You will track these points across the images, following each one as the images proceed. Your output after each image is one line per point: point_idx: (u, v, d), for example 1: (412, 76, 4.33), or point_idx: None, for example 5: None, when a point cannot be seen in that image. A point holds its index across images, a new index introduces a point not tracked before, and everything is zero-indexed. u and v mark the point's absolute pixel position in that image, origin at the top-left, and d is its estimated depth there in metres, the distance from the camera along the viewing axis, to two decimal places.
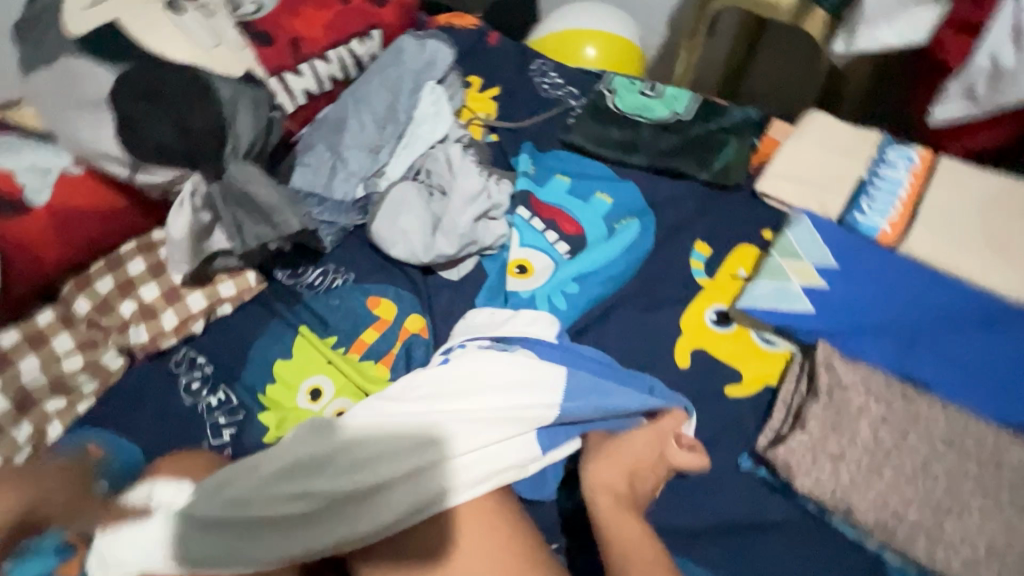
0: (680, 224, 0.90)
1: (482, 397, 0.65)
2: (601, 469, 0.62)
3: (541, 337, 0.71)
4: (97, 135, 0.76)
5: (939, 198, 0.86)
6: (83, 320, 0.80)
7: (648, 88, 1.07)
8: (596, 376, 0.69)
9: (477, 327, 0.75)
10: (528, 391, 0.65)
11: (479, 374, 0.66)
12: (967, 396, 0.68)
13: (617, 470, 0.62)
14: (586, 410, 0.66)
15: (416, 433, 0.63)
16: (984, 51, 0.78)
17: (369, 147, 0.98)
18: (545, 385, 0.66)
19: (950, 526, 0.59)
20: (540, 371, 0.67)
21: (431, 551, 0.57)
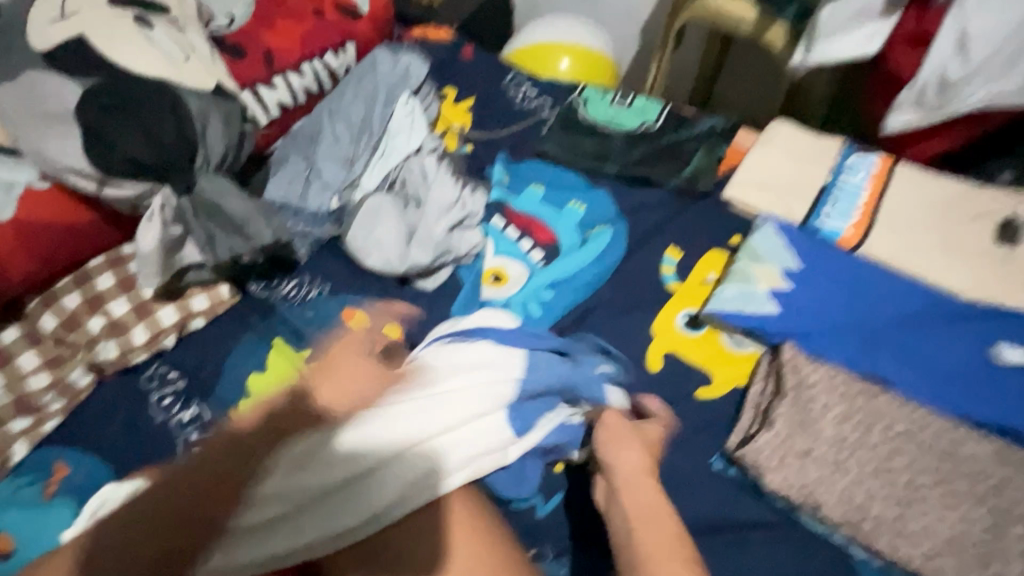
0: (652, 231, 0.92)
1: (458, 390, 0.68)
2: (621, 457, 0.63)
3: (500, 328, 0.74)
4: (63, 150, 0.75)
5: (897, 202, 0.89)
6: (51, 337, 0.79)
7: (619, 99, 1.10)
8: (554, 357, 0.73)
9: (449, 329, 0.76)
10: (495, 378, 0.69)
11: (456, 377, 0.69)
12: (927, 392, 0.71)
13: (629, 457, 0.63)
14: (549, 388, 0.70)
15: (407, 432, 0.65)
16: (930, 65, 0.82)
17: (344, 159, 0.98)
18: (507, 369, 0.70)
19: (911, 518, 0.61)
20: (506, 369, 0.70)
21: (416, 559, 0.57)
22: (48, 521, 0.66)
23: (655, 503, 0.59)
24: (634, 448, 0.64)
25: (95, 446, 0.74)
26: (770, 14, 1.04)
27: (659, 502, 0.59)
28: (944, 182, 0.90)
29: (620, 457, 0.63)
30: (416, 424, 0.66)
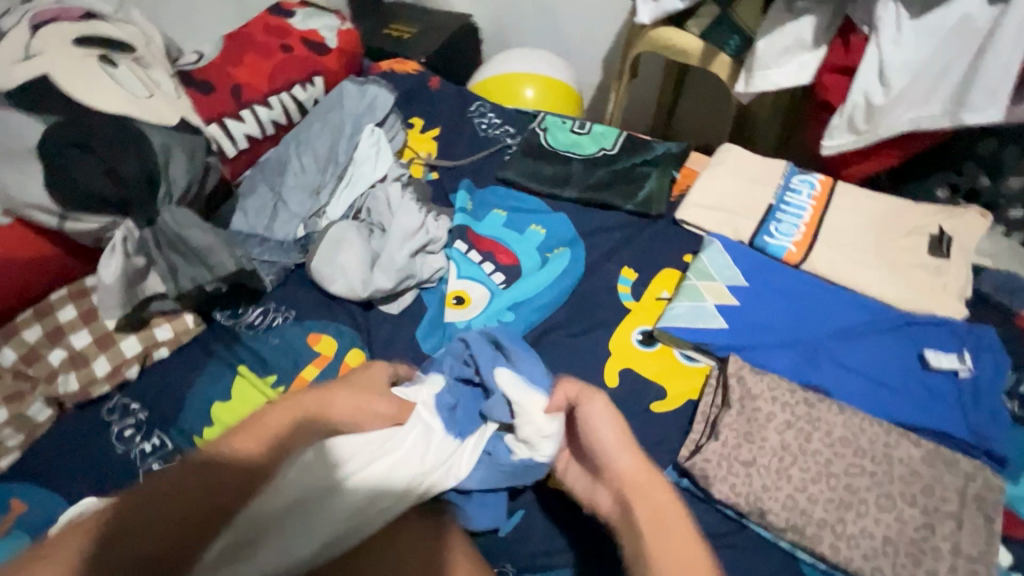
0: (609, 251, 0.95)
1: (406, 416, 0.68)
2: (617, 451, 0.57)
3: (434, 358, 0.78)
4: (23, 186, 0.76)
5: (837, 219, 0.94)
6: (9, 371, 0.79)
7: (578, 127, 1.15)
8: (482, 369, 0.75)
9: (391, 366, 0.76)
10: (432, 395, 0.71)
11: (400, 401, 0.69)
12: (865, 399, 0.74)
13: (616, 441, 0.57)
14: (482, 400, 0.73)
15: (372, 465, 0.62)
16: (857, 90, 0.88)
17: (311, 189, 1.01)
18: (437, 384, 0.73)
19: (850, 521, 0.63)
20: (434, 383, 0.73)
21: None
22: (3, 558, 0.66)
23: (654, 497, 0.51)
24: (620, 434, 0.58)
25: (53, 480, 0.74)
26: (716, 46, 1.08)
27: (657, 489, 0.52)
28: (879, 200, 0.96)
29: (608, 445, 0.58)
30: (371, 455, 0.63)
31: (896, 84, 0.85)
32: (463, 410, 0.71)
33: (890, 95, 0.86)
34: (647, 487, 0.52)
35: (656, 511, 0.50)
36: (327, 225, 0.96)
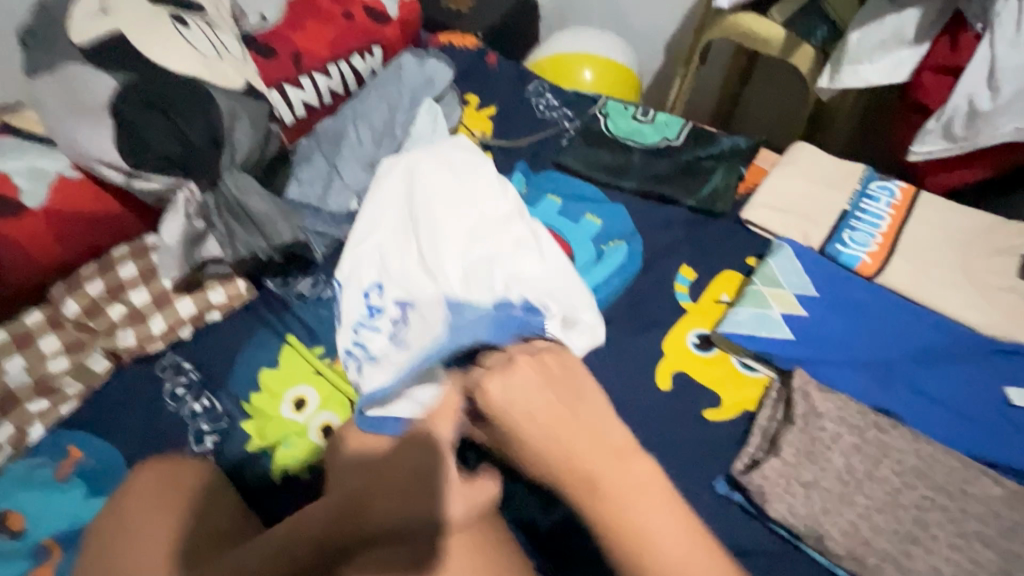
0: (668, 247, 0.92)
1: (384, 221, 0.83)
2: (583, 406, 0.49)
3: (380, 223, 0.83)
4: (94, 141, 0.76)
5: (919, 231, 0.88)
6: (72, 321, 0.82)
7: (641, 114, 1.10)
8: (420, 223, 0.80)
9: (371, 222, 0.83)
10: (386, 225, 0.82)
11: (383, 217, 0.83)
12: (941, 428, 0.70)
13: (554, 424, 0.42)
14: (403, 217, 0.83)
15: (401, 221, 0.82)
16: (961, 93, 0.81)
17: (365, 162, 1.00)
18: (394, 222, 0.82)
19: (918, 556, 0.59)
20: (378, 230, 0.82)
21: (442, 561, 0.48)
22: (60, 501, 0.71)
23: (644, 526, 0.38)
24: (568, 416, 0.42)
25: (110, 432, 0.77)
26: (804, 32, 1.01)
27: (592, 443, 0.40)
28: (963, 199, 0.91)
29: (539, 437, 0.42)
30: (382, 231, 0.82)
31: (1007, 90, 0.78)
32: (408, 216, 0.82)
33: (998, 101, 0.79)
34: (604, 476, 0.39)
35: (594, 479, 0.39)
36: (378, 187, 0.86)
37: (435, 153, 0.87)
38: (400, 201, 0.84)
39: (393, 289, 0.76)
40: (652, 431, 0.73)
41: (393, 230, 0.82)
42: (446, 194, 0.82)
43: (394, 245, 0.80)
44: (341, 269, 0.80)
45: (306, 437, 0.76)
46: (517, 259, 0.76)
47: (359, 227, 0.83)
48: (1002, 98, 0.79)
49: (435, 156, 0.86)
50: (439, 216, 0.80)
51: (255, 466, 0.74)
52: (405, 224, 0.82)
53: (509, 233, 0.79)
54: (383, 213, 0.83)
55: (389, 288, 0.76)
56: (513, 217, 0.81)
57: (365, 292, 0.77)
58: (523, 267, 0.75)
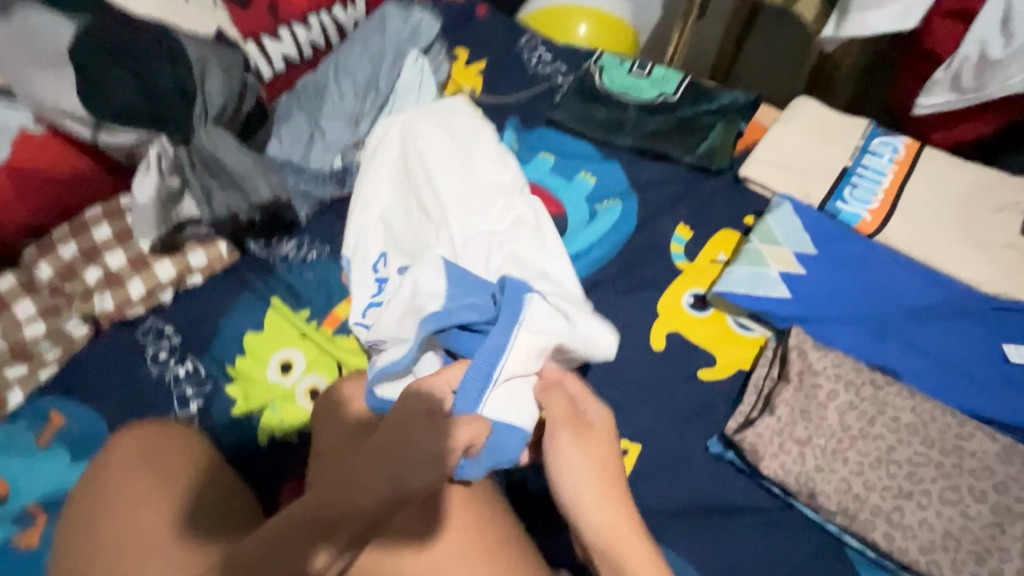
0: (663, 206, 0.89)
1: (386, 187, 0.78)
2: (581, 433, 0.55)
3: (382, 188, 0.78)
4: (48, 88, 0.70)
5: (922, 187, 0.86)
6: (46, 285, 0.79)
7: (638, 67, 1.05)
8: (425, 186, 0.76)
9: (371, 186, 0.78)
10: (390, 191, 0.78)
11: (384, 180, 0.79)
12: (936, 385, 0.69)
13: (597, 472, 0.54)
14: (407, 181, 0.78)
15: (405, 187, 0.78)
16: (973, 39, 0.78)
17: (349, 118, 0.96)
18: (398, 188, 0.78)
19: (909, 511, 0.59)
20: (380, 196, 0.78)
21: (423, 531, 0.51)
22: (43, 467, 0.69)
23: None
24: (603, 459, 0.55)
25: (91, 397, 0.75)
26: None
27: (618, 518, 0.52)
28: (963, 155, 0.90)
29: (580, 477, 0.54)
30: (386, 197, 0.78)
31: (1020, 34, 0.75)
32: (411, 179, 0.77)
33: (1010, 47, 0.76)
34: (628, 528, 0.51)
35: (607, 531, 0.51)
36: (377, 144, 0.81)
37: (437, 117, 0.82)
38: (400, 166, 0.79)
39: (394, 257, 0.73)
40: (644, 391, 0.71)
41: (395, 198, 0.77)
42: (446, 161, 0.77)
43: (396, 212, 0.76)
44: (346, 242, 0.76)
45: (292, 399, 0.74)
46: (513, 235, 0.71)
47: (359, 191, 0.79)
48: (1015, 43, 0.76)
49: (435, 120, 0.81)
50: (442, 181, 0.76)
51: (241, 429, 0.72)
52: (408, 188, 0.77)
53: (503, 206, 0.74)
54: (384, 178, 0.79)
55: (393, 258, 0.73)
56: (510, 187, 0.76)
57: (372, 263, 0.74)
58: (521, 246, 0.70)
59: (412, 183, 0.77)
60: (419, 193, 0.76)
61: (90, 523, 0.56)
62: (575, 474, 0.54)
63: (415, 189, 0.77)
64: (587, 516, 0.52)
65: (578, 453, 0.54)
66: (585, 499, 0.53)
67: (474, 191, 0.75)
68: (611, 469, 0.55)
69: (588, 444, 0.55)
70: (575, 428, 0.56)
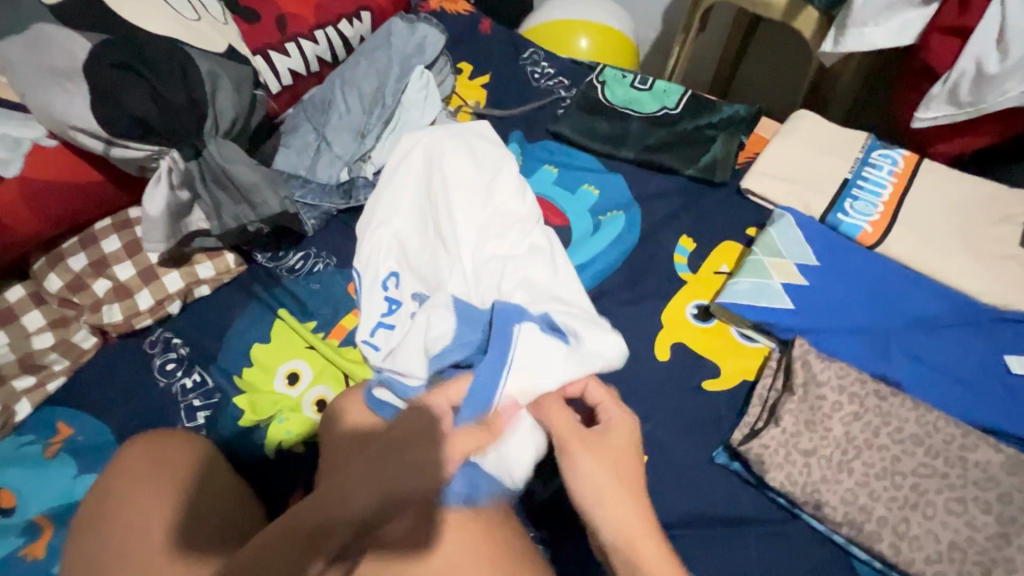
0: (666, 217, 0.90)
1: (402, 205, 0.79)
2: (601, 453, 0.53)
3: (398, 207, 0.79)
4: (67, 106, 0.71)
5: (921, 199, 0.87)
6: (55, 297, 0.80)
7: (639, 81, 1.07)
8: (441, 205, 0.76)
9: (387, 204, 0.80)
10: (405, 209, 0.79)
11: (401, 199, 0.80)
12: (939, 396, 0.69)
13: (613, 473, 0.52)
14: (423, 201, 0.79)
15: (421, 205, 0.79)
16: (968, 56, 0.79)
17: (355, 131, 0.96)
18: (414, 207, 0.79)
19: (915, 522, 0.60)
20: (395, 214, 0.79)
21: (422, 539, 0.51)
22: (51, 479, 0.69)
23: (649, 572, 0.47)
24: (619, 457, 0.53)
25: (99, 408, 0.76)
26: None
27: (637, 516, 0.50)
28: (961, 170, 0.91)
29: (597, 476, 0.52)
30: (402, 215, 0.79)
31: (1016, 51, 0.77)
32: (428, 198, 0.78)
33: (1006, 65, 0.77)
34: (645, 527, 0.50)
35: (625, 528, 0.49)
36: (395, 163, 0.83)
37: (460, 141, 0.82)
38: (420, 187, 0.80)
39: (408, 278, 0.74)
40: (649, 402, 0.72)
41: (411, 217, 0.79)
42: (466, 185, 0.78)
43: (411, 232, 0.77)
44: (358, 255, 0.77)
45: (299, 410, 0.74)
46: (526, 268, 0.71)
47: (375, 209, 0.80)
48: (1011, 60, 0.76)
49: (460, 145, 0.81)
50: (458, 201, 0.76)
51: (248, 439, 0.73)
52: (424, 208, 0.78)
53: (518, 236, 0.74)
54: (400, 197, 0.80)
55: (407, 280, 0.74)
56: (527, 218, 0.76)
57: (382, 283, 0.75)
58: (533, 278, 0.70)
59: (428, 203, 0.78)
60: (434, 213, 0.77)
61: (94, 533, 0.56)
62: (590, 474, 0.52)
63: (432, 209, 0.77)
64: (604, 514, 0.51)
65: (592, 454, 0.53)
66: (600, 501, 0.51)
67: (489, 215, 0.76)
68: (629, 468, 0.53)
69: (602, 447, 0.54)
70: (590, 433, 0.55)
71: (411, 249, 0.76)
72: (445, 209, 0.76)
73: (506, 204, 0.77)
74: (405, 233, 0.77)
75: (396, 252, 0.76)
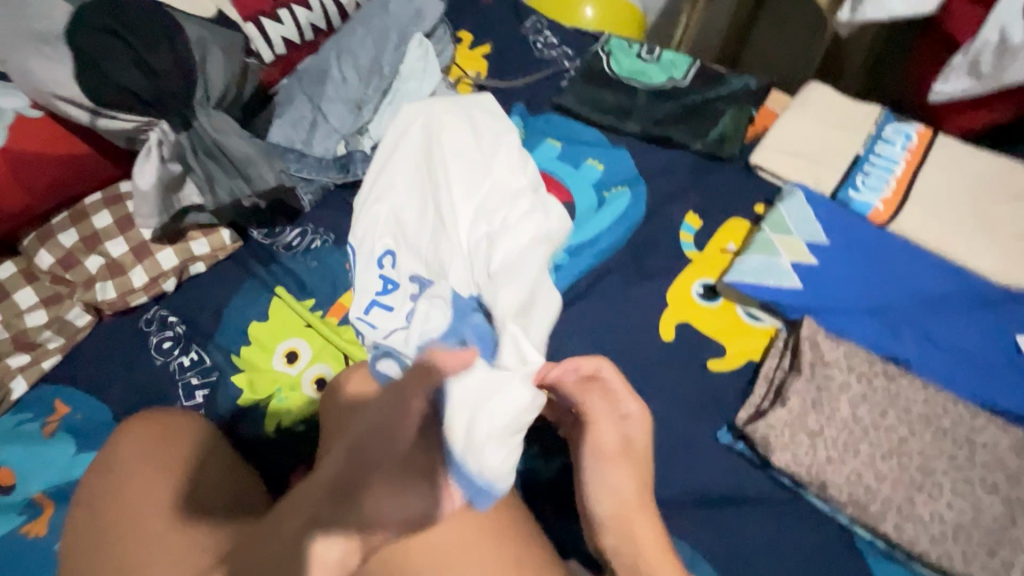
0: (673, 193, 0.88)
1: (400, 178, 0.76)
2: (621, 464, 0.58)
3: (397, 181, 0.76)
4: (51, 75, 0.68)
5: (934, 176, 0.85)
6: (47, 274, 0.78)
7: (646, 52, 1.03)
8: (441, 179, 0.74)
9: (384, 177, 0.77)
10: (403, 182, 0.76)
11: (398, 172, 0.77)
12: (948, 377, 0.69)
13: (628, 473, 0.58)
14: (422, 174, 0.76)
15: (420, 180, 0.76)
16: (993, 24, 0.76)
17: (352, 103, 0.93)
18: (412, 180, 0.76)
19: (920, 502, 0.59)
20: (392, 188, 0.76)
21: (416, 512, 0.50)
22: (49, 457, 0.69)
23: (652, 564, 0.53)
24: (637, 459, 0.58)
25: (96, 387, 0.75)
26: None
27: (645, 518, 0.56)
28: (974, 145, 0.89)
29: (611, 471, 0.58)
30: (400, 189, 0.76)
31: None
32: (428, 172, 0.76)
33: None
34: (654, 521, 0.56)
35: (631, 523, 0.55)
36: (394, 134, 0.80)
37: (463, 115, 0.79)
38: (419, 161, 0.77)
39: (406, 255, 0.72)
40: (654, 382, 0.71)
41: (409, 191, 0.76)
42: (466, 161, 0.76)
43: (410, 206, 0.75)
44: (353, 230, 0.75)
45: (298, 389, 0.73)
46: (525, 245, 0.69)
47: (372, 183, 0.77)
48: None
49: (462, 119, 0.79)
50: (459, 176, 0.74)
51: (248, 418, 0.72)
52: (423, 183, 0.76)
53: (518, 209, 0.72)
54: (398, 171, 0.77)
55: (404, 258, 0.72)
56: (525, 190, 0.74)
57: (379, 261, 0.72)
58: (532, 258, 0.68)
59: (428, 177, 0.75)
60: (434, 188, 0.74)
61: (94, 511, 0.55)
62: (609, 472, 0.58)
63: (431, 182, 0.75)
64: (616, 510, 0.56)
65: (617, 454, 0.58)
66: (611, 496, 0.57)
67: (491, 192, 0.73)
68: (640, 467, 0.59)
69: (621, 451, 0.58)
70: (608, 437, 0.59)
71: (410, 225, 0.74)
72: (445, 183, 0.74)
73: (508, 179, 0.75)
74: (404, 208, 0.75)
75: (393, 228, 0.74)
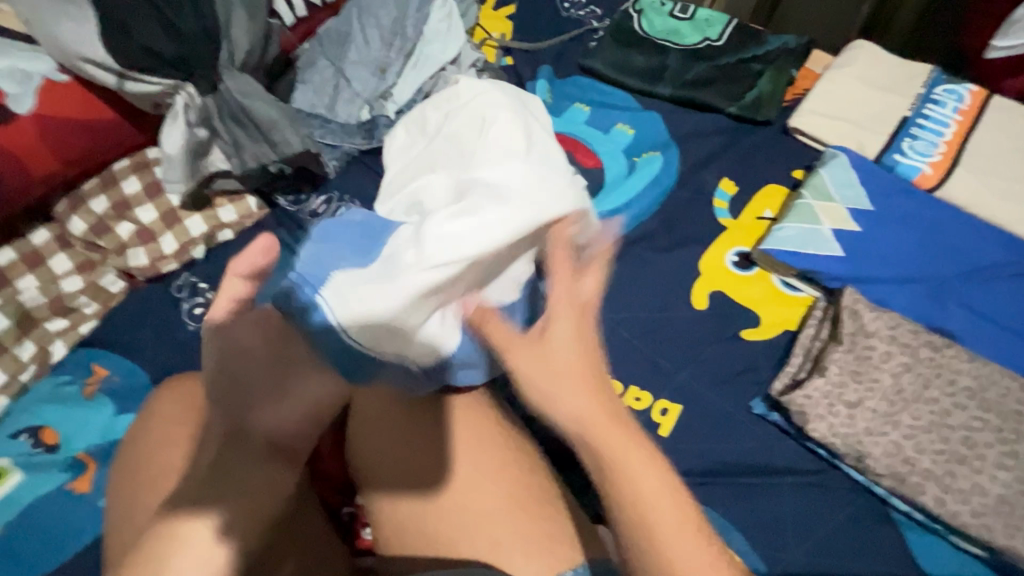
0: (707, 159, 0.85)
1: (438, 164, 0.70)
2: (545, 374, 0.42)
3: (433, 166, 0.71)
4: (77, 34, 0.66)
5: (987, 139, 0.80)
6: (80, 240, 0.79)
7: (679, 9, 0.98)
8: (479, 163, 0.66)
9: (418, 159, 0.74)
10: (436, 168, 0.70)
11: (442, 155, 0.72)
12: (998, 349, 0.66)
13: (571, 390, 0.41)
14: (457, 158, 0.69)
15: (455, 161, 0.69)
16: None
17: (376, 66, 0.90)
18: (445, 161, 0.70)
19: (962, 475, 0.58)
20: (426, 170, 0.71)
21: (435, 474, 0.52)
22: (91, 417, 0.71)
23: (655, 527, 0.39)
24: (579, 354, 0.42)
25: (132, 351, 0.76)
26: None
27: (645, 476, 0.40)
28: None
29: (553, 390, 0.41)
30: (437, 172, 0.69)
31: None
32: (465, 155, 0.69)
33: None
34: (605, 419, 0.41)
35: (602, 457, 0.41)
36: (440, 120, 0.77)
37: (518, 113, 0.73)
38: (460, 139, 0.72)
39: None
40: (685, 351, 0.70)
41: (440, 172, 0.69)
42: (508, 146, 0.68)
43: (438, 185, 0.67)
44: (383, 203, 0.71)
45: None
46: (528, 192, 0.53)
47: (407, 167, 0.74)
48: None
49: (515, 115, 0.73)
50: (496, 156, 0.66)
51: None
52: (456, 166, 0.69)
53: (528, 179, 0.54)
54: (435, 153, 0.73)
55: None
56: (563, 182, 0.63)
57: None
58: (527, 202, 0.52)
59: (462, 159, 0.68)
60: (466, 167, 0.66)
61: (135, 469, 0.57)
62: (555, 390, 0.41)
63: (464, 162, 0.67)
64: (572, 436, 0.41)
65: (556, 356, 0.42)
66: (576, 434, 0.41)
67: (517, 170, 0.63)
68: (584, 370, 0.42)
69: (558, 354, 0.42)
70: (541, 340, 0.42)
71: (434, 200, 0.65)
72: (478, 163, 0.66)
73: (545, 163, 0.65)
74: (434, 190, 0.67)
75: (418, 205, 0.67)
